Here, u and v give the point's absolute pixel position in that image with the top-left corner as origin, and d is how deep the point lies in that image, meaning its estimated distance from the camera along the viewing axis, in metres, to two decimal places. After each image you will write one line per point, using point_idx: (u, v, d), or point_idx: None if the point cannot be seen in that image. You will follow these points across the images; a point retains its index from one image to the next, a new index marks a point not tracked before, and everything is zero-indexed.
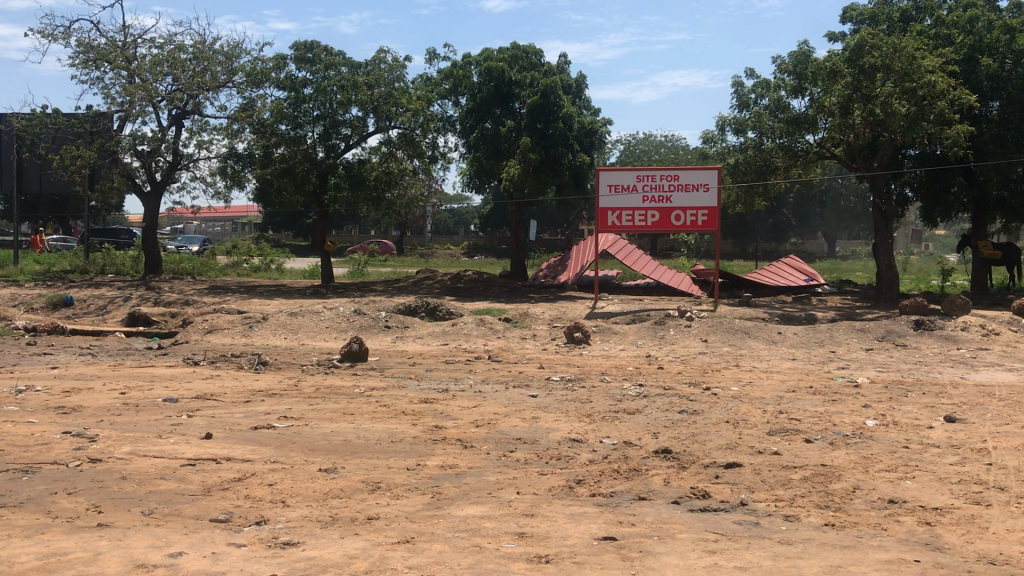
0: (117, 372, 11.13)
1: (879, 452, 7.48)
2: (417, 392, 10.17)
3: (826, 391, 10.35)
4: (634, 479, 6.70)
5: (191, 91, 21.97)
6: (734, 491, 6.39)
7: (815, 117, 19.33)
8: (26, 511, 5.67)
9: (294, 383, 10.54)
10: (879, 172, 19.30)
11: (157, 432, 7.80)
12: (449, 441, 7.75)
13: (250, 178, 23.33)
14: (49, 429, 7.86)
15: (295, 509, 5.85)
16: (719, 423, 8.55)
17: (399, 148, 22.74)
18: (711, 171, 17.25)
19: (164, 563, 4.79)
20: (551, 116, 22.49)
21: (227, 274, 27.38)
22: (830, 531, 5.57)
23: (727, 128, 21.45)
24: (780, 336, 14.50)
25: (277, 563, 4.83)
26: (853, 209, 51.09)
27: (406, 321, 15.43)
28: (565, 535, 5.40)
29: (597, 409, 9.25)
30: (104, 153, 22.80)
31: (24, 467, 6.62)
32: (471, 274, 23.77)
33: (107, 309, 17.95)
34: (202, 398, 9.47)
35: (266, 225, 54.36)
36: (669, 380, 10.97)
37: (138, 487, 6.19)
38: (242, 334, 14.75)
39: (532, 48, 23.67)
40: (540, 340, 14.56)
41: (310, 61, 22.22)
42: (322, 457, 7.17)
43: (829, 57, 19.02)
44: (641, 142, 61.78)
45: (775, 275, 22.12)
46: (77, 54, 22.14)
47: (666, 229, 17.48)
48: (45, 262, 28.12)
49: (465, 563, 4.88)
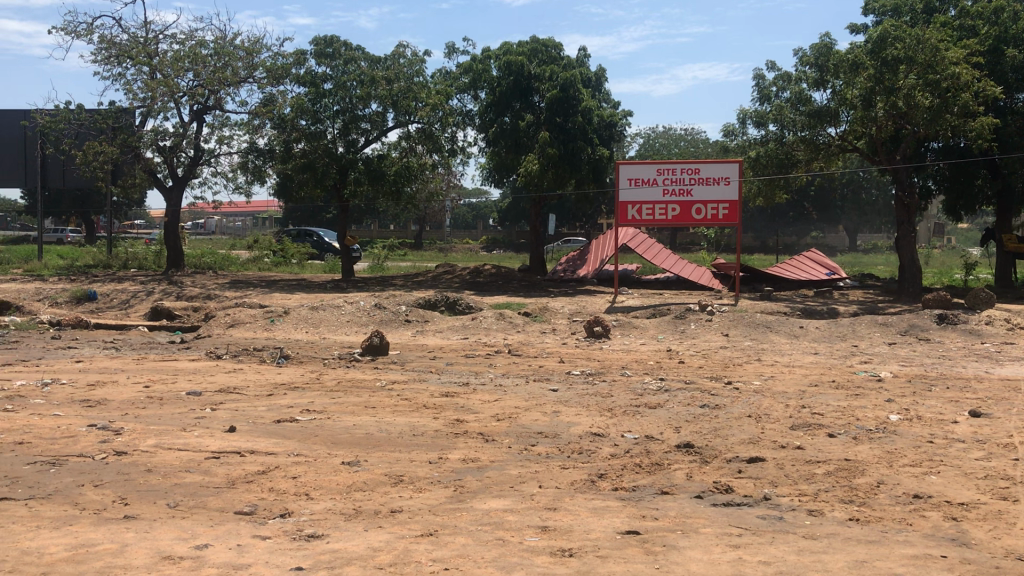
0: (141, 365, 11.24)
1: (903, 447, 7.42)
2: (438, 385, 10.21)
3: (848, 385, 10.30)
4: (656, 473, 6.69)
5: (213, 87, 22.12)
6: (758, 486, 6.36)
7: (837, 110, 19.08)
8: (54, 503, 5.73)
9: (316, 377, 10.61)
10: (901, 166, 19.15)
11: (182, 425, 7.86)
12: (471, 434, 7.77)
13: (272, 173, 23.41)
14: (74, 422, 7.95)
15: (319, 502, 5.88)
16: (741, 417, 8.51)
17: (418, 143, 22.84)
18: (732, 164, 17.19)
19: (190, 555, 4.83)
20: (570, 110, 22.62)
21: (248, 269, 27.55)
22: (855, 525, 5.55)
23: (749, 121, 21.43)
24: (802, 330, 14.41)
25: (302, 555, 4.85)
26: (875, 202, 50.24)
27: (426, 315, 15.49)
28: (588, 529, 5.40)
29: (619, 403, 9.24)
30: (126, 148, 22.95)
31: (51, 459, 6.70)
32: (490, 268, 23.73)
33: (130, 303, 18.10)
34: (226, 392, 9.53)
35: (286, 221, 54.57)
36: (691, 375, 10.95)
37: (164, 479, 6.24)
38: (264, 328, 14.83)
39: (551, 41, 23.55)
40: (560, 334, 14.55)
41: (330, 56, 22.23)
42: (345, 450, 7.20)
43: (852, 48, 18.74)
44: (660, 135, 61.95)
45: (796, 269, 21.97)
46: (99, 50, 22.36)
47: (686, 223, 17.38)
48: (68, 257, 28.37)
49: (489, 557, 4.88)
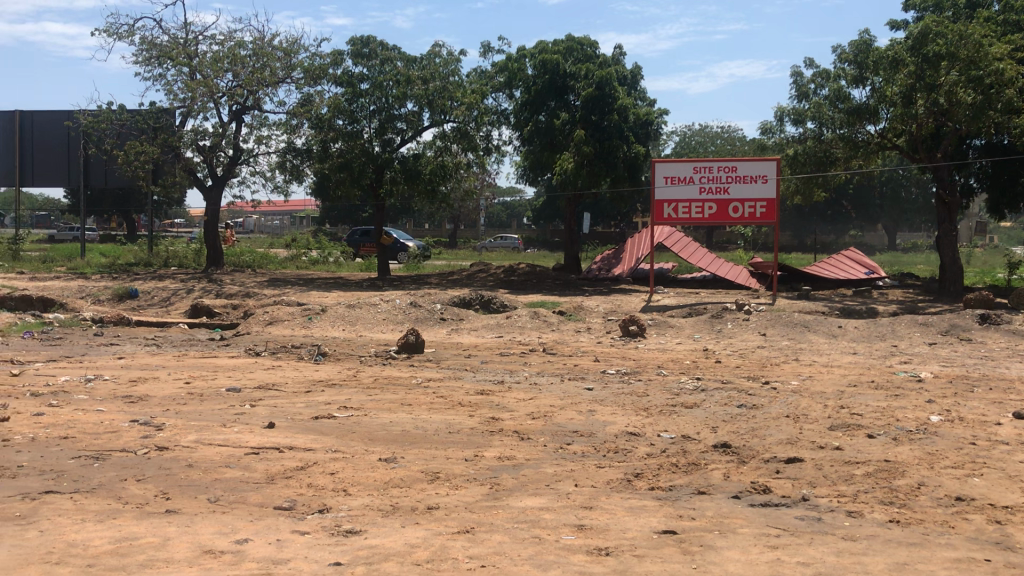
0: (182, 362, 11.40)
1: (945, 448, 7.31)
2: (473, 383, 10.25)
3: (888, 386, 10.18)
4: (693, 473, 6.66)
5: (251, 87, 22.36)
6: (796, 487, 6.32)
7: (877, 107, 18.85)
8: (99, 497, 5.84)
9: (352, 374, 10.69)
10: (942, 163, 18.85)
11: (222, 421, 7.96)
12: (506, 432, 7.79)
13: (309, 173, 23.59)
14: (117, 417, 8.09)
15: (357, 498, 5.93)
16: (779, 418, 8.45)
17: (453, 142, 22.91)
18: (770, 162, 17.04)
19: (231, 550, 4.89)
20: (606, 108, 22.54)
21: (286, 267, 27.82)
22: (895, 527, 5.49)
23: (786, 118, 21.24)
24: (840, 330, 14.25)
25: (340, 550, 4.90)
26: (915, 200, 49.50)
27: (461, 314, 15.55)
28: (625, 528, 5.40)
29: (655, 402, 9.21)
30: (167, 148, 23.27)
31: (95, 453, 6.82)
32: (524, 266, 23.75)
33: (171, 301, 18.35)
34: (264, 388, 9.64)
35: (322, 220, 55.00)
36: (728, 374, 10.88)
37: (205, 474, 6.33)
38: (302, 326, 14.97)
39: (586, 40, 23.54)
40: (595, 333, 14.53)
41: (367, 56, 22.35)
42: (382, 447, 7.26)
43: (892, 45, 18.72)
44: (696, 133, 61.58)
45: (834, 268, 21.74)
46: (140, 51, 22.68)
47: (723, 221, 17.27)
48: (110, 255, 28.80)
49: (525, 555, 4.90)
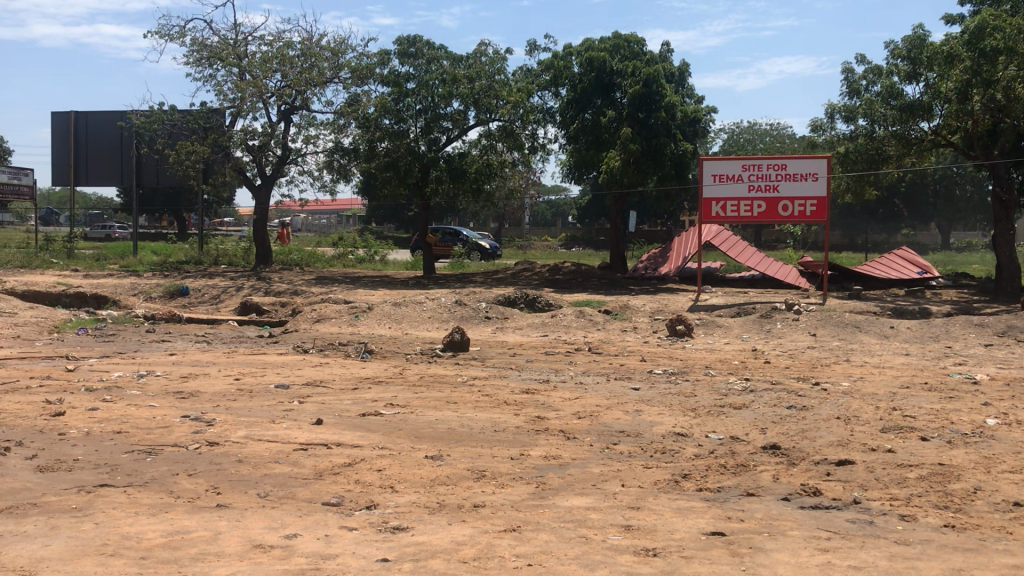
0: (231, 359, 11.56)
1: (1002, 453, 7.13)
2: (518, 382, 10.24)
3: (942, 388, 9.97)
4: (741, 475, 6.58)
5: (300, 87, 22.61)
6: (847, 489, 6.21)
7: (931, 103, 18.64)
8: (151, 490, 5.94)
9: (399, 372, 10.75)
10: (999, 160, 18.47)
11: (271, 417, 8.06)
12: (552, 431, 7.77)
13: (356, 172, 23.77)
14: (169, 413, 8.22)
15: (403, 495, 5.95)
16: (830, 419, 8.33)
17: (499, 140, 22.95)
18: (820, 160, 16.82)
19: (280, 544, 4.94)
20: (652, 106, 22.23)
21: (333, 265, 28.08)
22: (950, 532, 5.37)
23: (837, 115, 20.92)
24: (892, 331, 14.00)
25: (387, 547, 4.92)
26: (969, 198, 48.42)
27: (507, 312, 15.56)
28: (673, 529, 5.34)
29: (703, 403, 9.12)
30: (217, 148, 23.62)
31: (147, 448, 6.93)
32: (569, 265, 23.70)
33: (220, 298, 18.62)
34: (312, 385, 9.74)
35: (369, 219, 55.43)
36: (777, 375, 10.74)
37: (255, 470, 6.40)
38: (349, 323, 15.09)
39: (633, 37, 23.45)
40: (642, 333, 14.43)
41: (413, 55, 22.46)
42: (428, 444, 7.28)
43: (947, 40, 18.31)
44: (744, 131, 60.96)
45: (886, 267, 21.36)
46: (192, 52, 23.04)
47: (773, 220, 17.08)
48: (162, 253, 29.31)
49: (572, 554, 4.88)
